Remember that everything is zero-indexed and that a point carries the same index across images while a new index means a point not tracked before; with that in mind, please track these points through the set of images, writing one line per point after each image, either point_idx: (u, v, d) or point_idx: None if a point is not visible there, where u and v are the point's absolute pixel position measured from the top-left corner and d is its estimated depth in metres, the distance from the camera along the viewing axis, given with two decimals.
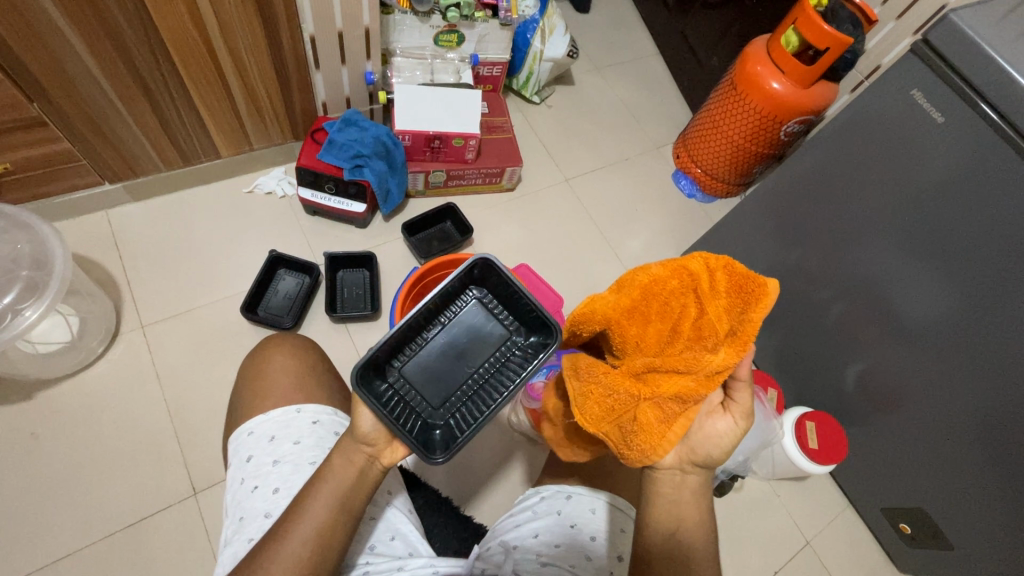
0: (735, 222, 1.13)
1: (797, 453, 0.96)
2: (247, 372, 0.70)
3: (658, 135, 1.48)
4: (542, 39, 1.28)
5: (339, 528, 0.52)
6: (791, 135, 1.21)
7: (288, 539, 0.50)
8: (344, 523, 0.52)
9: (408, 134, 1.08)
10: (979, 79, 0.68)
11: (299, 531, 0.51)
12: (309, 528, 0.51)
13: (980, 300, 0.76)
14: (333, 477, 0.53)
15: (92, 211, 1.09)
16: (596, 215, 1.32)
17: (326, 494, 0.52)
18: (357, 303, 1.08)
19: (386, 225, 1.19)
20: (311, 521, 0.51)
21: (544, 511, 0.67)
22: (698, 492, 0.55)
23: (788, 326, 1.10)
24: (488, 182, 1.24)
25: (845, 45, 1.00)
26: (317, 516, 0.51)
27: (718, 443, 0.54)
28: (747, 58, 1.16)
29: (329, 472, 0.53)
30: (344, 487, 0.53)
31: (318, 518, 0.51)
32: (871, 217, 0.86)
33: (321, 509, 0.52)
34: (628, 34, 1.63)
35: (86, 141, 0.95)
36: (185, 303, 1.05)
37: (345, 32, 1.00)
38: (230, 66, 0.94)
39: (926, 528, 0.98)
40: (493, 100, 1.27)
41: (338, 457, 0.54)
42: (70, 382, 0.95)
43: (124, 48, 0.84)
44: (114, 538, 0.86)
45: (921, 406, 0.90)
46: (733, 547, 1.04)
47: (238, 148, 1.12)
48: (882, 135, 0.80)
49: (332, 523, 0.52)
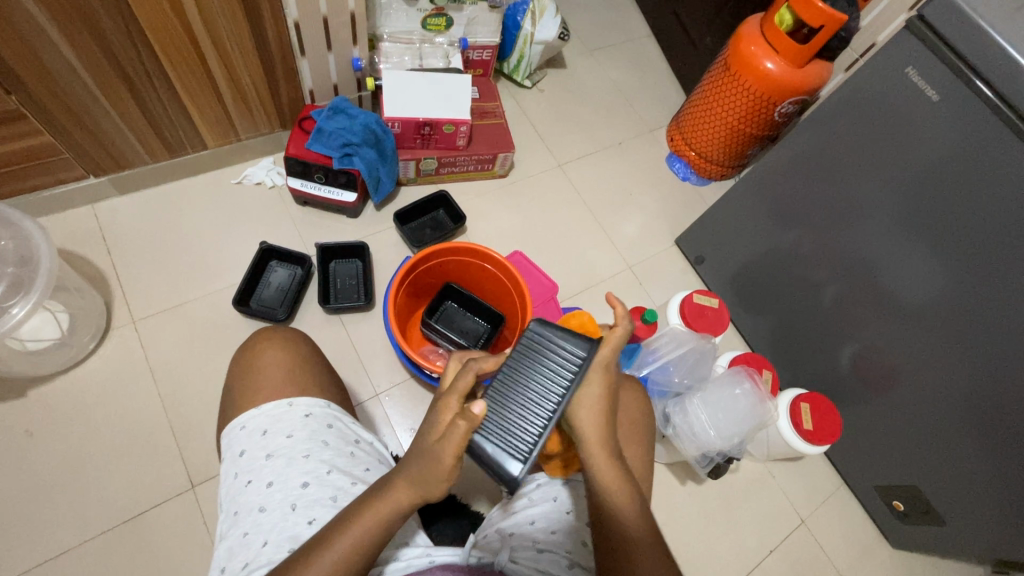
0: (727, 205, 1.12)
1: (793, 435, 0.96)
2: (237, 366, 0.69)
3: (651, 117, 1.47)
4: (533, 22, 1.26)
5: (365, 557, 0.51)
6: (785, 116, 1.20)
7: (311, 563, 0.49)
8: (367, 553, 0.52)
9: (397, 122, 1.07)
10: (973, 56, 0.67)
11: (321, 553, 0.50)
12: (335, 556, 0.50)
13: (977, 279, 0.76)
14: (372, 515, 0.52)
15: (78, 205, 1.07)
16: (589, 199, 1.31)
17: (361, 531, 0.51)
18: (350, 294, 1.07)
19: (377, 214, 1.18)
20: (340, 551, 0.50)
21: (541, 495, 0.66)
22: (610, 476, 0.56)
23: (783, 309, 1.10)
24: (480, 168, 1.23)
25: (839, 23, 0.99)
26: (347, 547, 0.51)
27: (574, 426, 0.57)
28: (740, 37, 1.14)
29: (376, 515, 0.52)
30: (383, 525, 0.52)
31: (344, 547, 0.50)
32: (867, 199, 0.86)
33: (348, 539, 0.51)
34: (620, 15, 1.60)
35: (67, 133, 0.93)
36: (175, 297, 1.04)
37: (331, 18, 0.98)
38: (213, 54, 0.92)
39: (918, 505, 0.99)
40: (484, 85, 1.25)
41: (387, 502, 0.53)
42: (62, 378, 0.94)
43: (101, 36, 0.82)
44: (113, 533, 0.86)
45: (913, 385, 0.91)
46: (731, 528, 1.05)
47: (224, 138, 1.10)
48: (876, 114, 0.80)
49: (355, 552, 0.51)
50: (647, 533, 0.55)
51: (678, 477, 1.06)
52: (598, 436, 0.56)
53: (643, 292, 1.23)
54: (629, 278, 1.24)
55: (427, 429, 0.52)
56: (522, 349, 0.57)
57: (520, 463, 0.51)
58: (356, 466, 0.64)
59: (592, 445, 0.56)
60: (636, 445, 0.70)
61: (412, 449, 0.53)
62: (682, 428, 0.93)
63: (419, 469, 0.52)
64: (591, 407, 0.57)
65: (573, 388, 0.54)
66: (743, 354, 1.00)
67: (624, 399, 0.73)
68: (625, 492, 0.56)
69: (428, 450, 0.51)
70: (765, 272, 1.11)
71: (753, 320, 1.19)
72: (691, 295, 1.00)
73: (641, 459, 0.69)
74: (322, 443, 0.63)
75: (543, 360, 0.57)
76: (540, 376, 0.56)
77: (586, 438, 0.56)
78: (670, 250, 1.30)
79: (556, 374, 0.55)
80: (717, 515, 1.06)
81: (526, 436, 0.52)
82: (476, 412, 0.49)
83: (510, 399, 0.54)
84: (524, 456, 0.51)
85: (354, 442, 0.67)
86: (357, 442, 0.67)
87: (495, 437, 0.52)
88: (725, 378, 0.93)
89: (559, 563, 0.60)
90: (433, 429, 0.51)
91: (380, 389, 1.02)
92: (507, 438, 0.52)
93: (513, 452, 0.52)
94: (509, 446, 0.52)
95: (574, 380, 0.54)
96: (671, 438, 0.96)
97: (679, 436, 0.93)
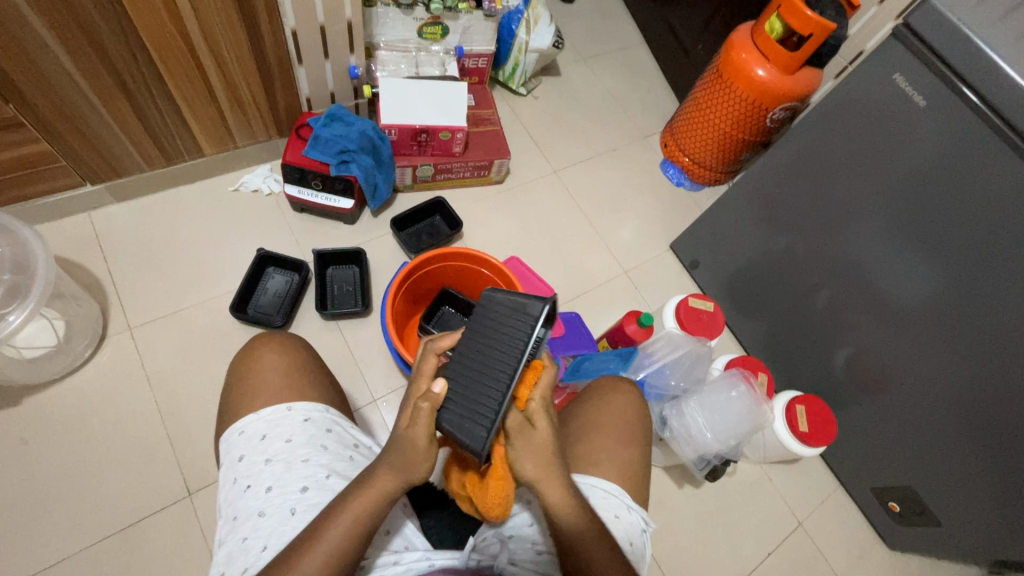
0: (721, 209, 1.14)
1: (788, 436, 0.97)
2: (235, 370, 0.69)
3: (645, 123, 1.49)
4: (527, 30, 1.28)
5: (355, 549, 0.52)
6: (777, 122, 1.22)
7: (303, 557, 0.50)
8: (357, 545, 0.52)
9: (394, 128, 1.08)
10: (958, 62, 0.69)
11: (313, 548, 0.50)
12: (325, 551, 0.50)
13: (965, 280, 0.77)
14: (349, 511, 0.52)
15: (75, 213, 1.07)
16: (584, 205, 1.32)
17: (349, 521, 0.51)
18: (347, 300, 1.08)
19: (374, 220, 1.19)
20: (330, 545, 0.50)
21: (527, 507, 0.64)
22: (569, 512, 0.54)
23: (777, 312, 1.11)
24: (477, 175, 1.24)
25: (828, 31, 1.01)
26: (334, 540, 0.51)
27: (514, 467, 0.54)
28: (731, 45, 1.16)
29: (361, 502, 0.52)
30: (371, 515, 0.52)
31: (333, 542, 0.51)
32: (859, 202, 0.87)
33: (337, 534, 0.51)
34: (613, 24, 1.63)
35: (65, 141, 0.93)
36: (172, 304, 1.04)
37: (328, 26, 0.99)
38: (210, 61, 0.93)
39: (914, 505, 1.00)
40: (480, 92, 1.26)
41: (372, 491, 0.53)
42: (57, 386, 0.94)
43: (100, 45, 0.82)
44: (108, 542, 0.86)
45: (907, 386, 0.92)
46: (728, 531, 1.05)
47: (221, 145, 1.11)
48: (864, 120, 0.81)
49: (345, 545, 0.51)
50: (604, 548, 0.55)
51: (674, 481, 1.07)
52: (538, 474, 0.53)
53: (638, 297, 1.24)
54: (624, 283, 1.25)
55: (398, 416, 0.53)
56: (477, 321, 0.56)
57: (486, 431, 0.50)
58: (355, 471, 0.64)
59: (539, 481, 0.53)
60: (632, 447, 0.70)
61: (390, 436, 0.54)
62: (680, 431, 0.93)
63: (398, 456, 0.53)
64: (526, 448, 0.53)
65: (526, 347, 0.52)
66: (739, 357, 1.01)
67: (619, 401, 0.74)
68: (576, 515, 0.55)
69: (400, 438, 0.52)
70: (759, 276, 1.12)
71: (748, 323, 1.19)
72: (686, 299, 1.01)
73: (637, 460, 0.69)
74: (321, 447, 0.63)
75: (497, 326, 0.55)
76: (495, 342, 0.54)
77: (539, 477, 0.53)
78: (665, 255, 1.31)
79: (509, 336, 0.53)
80: (714, 518, 1.06)
81: (486, 405, 0.51)
82: (436, 393, 0.51)
83: (470, 370, 0.53)
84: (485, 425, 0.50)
85: (353, 447, 0.67)
86: (356, 446, 0.67)
87: (457, 411, 0.51)
88: (720, 380, 0.94)
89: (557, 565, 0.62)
90: (403, 413, 0.53)
91: (377, 395, 1.02)
92: (467, 408, 0.51)
93: (478, 421, 0.50)
94: (473, 416, 0.50)
95: (526, 339, 0.53)
96: (668, 441, 0.96)
97: (677, 439, 0.94)
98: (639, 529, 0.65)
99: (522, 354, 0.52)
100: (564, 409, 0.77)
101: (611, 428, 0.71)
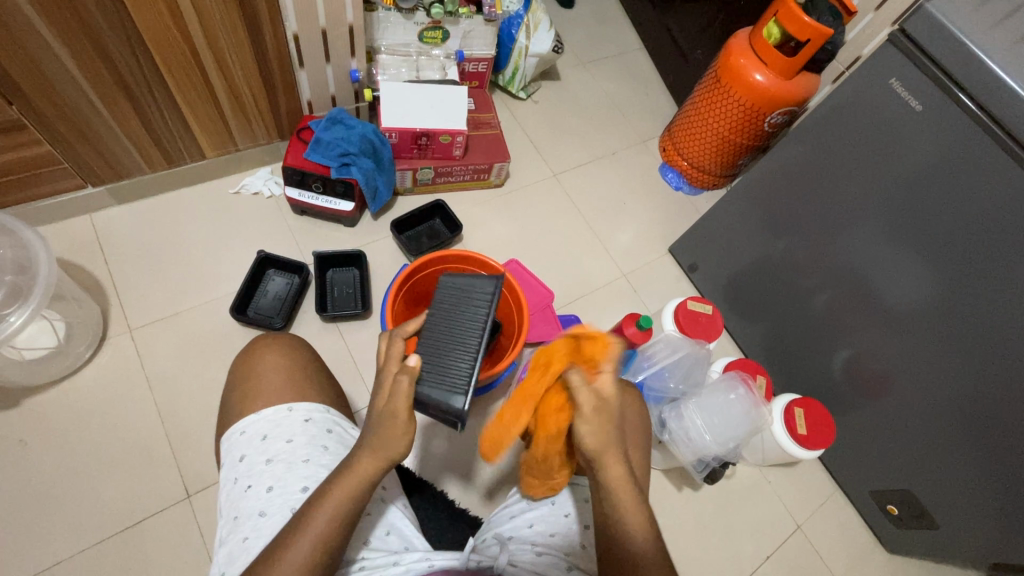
0: (720, 213, 1.14)
1: (786, 440, 0.97)
2: (236, 371, 0.69)
3: (644, 128, 1.50)
4: (527, 35, 1.29)
5: (339, 538, 0.52)
6: (775, 127, 1.22)
7: (289, 549, 0.50)
8: (342, 532, 0.52)
9: (394, 132, 1.08)
10: (953, 67, 0.69)
11: (298, 538, 0.50)
12: (310, 539, 0.50)
13: (961, 283, 0.78)
14: (332, 498, 0.52)
15: (76, 214, 1.07)
16: (584, 208, 1.33)
17: (332, 510, 0.52)
18: (347, 302, 1.08)
19: (374, 223, 1.19)
20: (315, 535, 0.51)
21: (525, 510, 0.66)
22: (627, 499, 0.54)
23: (775, 315, 1.12)
24: (476, 178, 1.24)
25: (825, 37, 1.02)
26: (317, 528, 0.51)
27: (577, 438, 0.54)
28: (730, 51, 1.17)
29: (342, 489, 0.52)
30: (353, 502, 0.53)
31: (318, 531, 0.51)
32: (856, 206, 0.87)
33: (320, 523, 0.51)
34: (612, 29, 1.64)
35: (66, 143, 0.93)
36: (173, 306, 1.04)
37: (329, 30, 1.00)
38: (212, 64, 0.94)
39: (912, 509, 1.00)
40: (480, 96, 1.27)
41: (352, 478, 0.53)
42: (57, 387, 0.94)
43: (103, 47, 0.83)
44: (106, 544, 0.86)
45: (905, 389, 0.92)
46: (726, 534, 1.05)
47: (223, 148, 1.11)
48: (861, 125, 0.82)
49: (330, 534, 0.51)
50: (648, 529, 0.54)
51: (673, 483, 1.07)
52: (601, 447, 0.54)
53: (637, 300, 1.24)
54: (623, 286, 1.25)
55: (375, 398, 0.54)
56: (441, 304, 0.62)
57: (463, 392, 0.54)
58: None
59: (599, 454, 0.54)
60: (632, 448, 0.70)
61: (368, 419, 0.54)
62: (679, 434, 0.93)
63: (376, 435, 0.53)
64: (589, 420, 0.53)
65: (490, 314, 0.59)
66: (738, 360, 1.02)
67: (618, 404, 0.74)
68: (632, 502, 0.54)
69: (380, 415, 0.53)
70: (758, 279, 1.12)
71: (746, 326, 1.20)
72: (686, 302, 1.03)
73: (636, 460, 0.70)
74: (322, 448, 0.63)
75: (461, 304, 0.61)
76: (462, 319, 0.60)
77: (598, 453, 0.54)
78: (663, 258, 1.31)
79: (469, 311, 0.61)
80: (713, 520, 1.06)
81: (458, 369, 0.56)
82: (410, 364, 0.53)
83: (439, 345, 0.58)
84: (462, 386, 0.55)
85: (353, 447, 0.67)
86: None
87: (434, 381, 0.55)
88: (718, 384, 0.95)
89: (558, 566, 0.61)
90: (380, 392, 0.54)
91: None
92: (442, 376, 0.56)
93: (454, 386, 0.55)
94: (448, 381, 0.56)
95: (488, 309, 0.60)
96: (666, 444, 0.96)
97: (675, 442, 0.94)
98: None
99: (487, 321, 0.59)
100: None
101: None
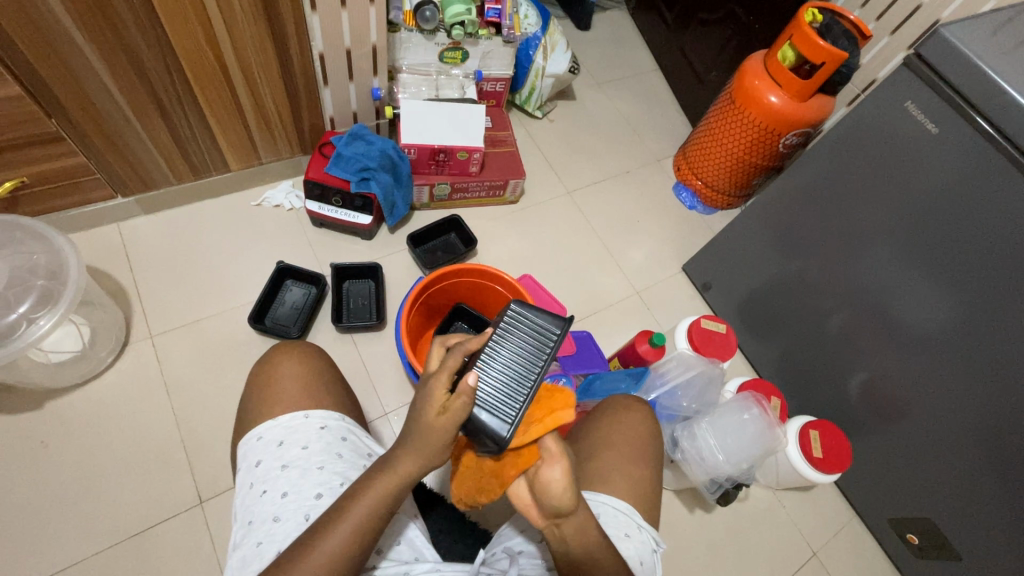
0: (735, 232, 1.14)
1: (802, 462, 0.96)
2: (254, 378, 0.70)
3: (658, 147, 1.51)
4: (544, 56, 1.32)
5: (364, 540, 0.52)
6: (790, 147, 1.23)
7: (314, 545, 0.51)
8: (369, 536, 0.53)
9: (413, 148, 1.11)
10: (968, 89, 0.70)
11: (327, 536, 0.51)
12: (328, 547, 0.51)
13: (981, 305, 0.77)
14: (363, 504, 0.52)
15: (104, 223, 1.11)
16: (597, 225, 1.34)
17: (370, 502, 0.52)
18: (362, 313, 1.09)
19: (391, 236, 1.21)
20: (338, 540, 0.51)
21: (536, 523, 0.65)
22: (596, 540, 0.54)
23: (791, 336, 1.11)
24: (492, 194, 1.26)
25: (840, 60, 1.03)
26: (342, 539, 0.51)
27: (551, 497, 0.54)
28: (744, 73, 1.18)
29: (378, 491, 0.53)
30: (384, 506, 0.53)
31: (355, 521, 0.52)
32: (873, 227, 0.87)
33: (348, 526, 0.51)
34: (628, 51, 1.67)
35: (99, 154, 0.97)
36: (193, 314, 1.06)
37: (353, 50, 1.03)
38: (241, 80, 0.97)
39: (933, 538, 0.97)
40: (497, 115, 1.30)
41: (393, 477, 0.53)
42: (79, 391, 0.96)
43: (140, 64, 0.87)
44: (118, 548, 0.86)
45: (924, 414, 0.90)
46: (740, 559, 1.03)
47: (247, 161, 1.15)
48: (878, 147, 0.82)
49: (357, 537, 0.52)
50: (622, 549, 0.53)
51: (685, 504, 1.05)
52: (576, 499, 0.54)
53: (650, 317, 1.24)
54: (636, 303, 1.25)
55: (425, 404, 0.51)
56: (511, 324, 0.55)
57: (509, 425, 0.50)
58: None
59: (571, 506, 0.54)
60: (642, 465, 0.70)
61: (414, 419, 0.52)
62: (691, 453, 0.92)
63: (422, 438, 0.52)
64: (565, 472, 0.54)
65: (556, 347, 0.53)
66: (752, 380, 1.01)
67: (631, 420, 0.74)
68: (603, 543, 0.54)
69: (432, 420, 0.51)
70: (772, 298, 1.12)
71: (760, 346, 1.19)
72: (700, 321, 1.03)
73: (648, 478, 0.69)
74: (336, 455, 0.64)
75: (528, 332, 0.54)
76: (526, 346, 0.54)
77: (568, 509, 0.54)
78: (677, 277, 1.31)
79: (535, 341, 0.54)
80: (726, 544, 1.04)
81: (513, 403, 0.51)
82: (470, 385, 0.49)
83: (499, 374, 0.52)
84: (515, 418, 0.51)
85: (367, 456, 0.68)
86: (370, 455, 0.68)
87: (487, 407, 0.51)
88: (732, 403, 0.94)
89: None
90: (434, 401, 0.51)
91: (388, 408, 1.03)
92: (497, 406, 0.51)
93: (502, 420, 0.51)
94: (500, 410, 0.51)
95: (553, 348, 0.53)
96: (679, 463, 0.95)
97: (688, 461, 0.93)
98: (649, 548, 0.65)
99: (553, 355, 0.53)
100: (576, 427, 0.77)
101: (625, 447, 0.71)
